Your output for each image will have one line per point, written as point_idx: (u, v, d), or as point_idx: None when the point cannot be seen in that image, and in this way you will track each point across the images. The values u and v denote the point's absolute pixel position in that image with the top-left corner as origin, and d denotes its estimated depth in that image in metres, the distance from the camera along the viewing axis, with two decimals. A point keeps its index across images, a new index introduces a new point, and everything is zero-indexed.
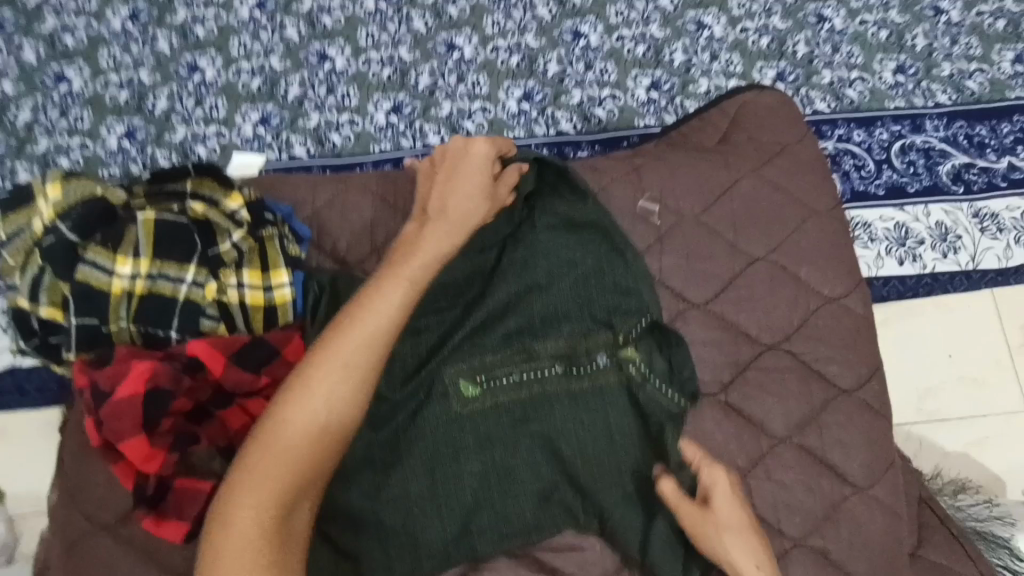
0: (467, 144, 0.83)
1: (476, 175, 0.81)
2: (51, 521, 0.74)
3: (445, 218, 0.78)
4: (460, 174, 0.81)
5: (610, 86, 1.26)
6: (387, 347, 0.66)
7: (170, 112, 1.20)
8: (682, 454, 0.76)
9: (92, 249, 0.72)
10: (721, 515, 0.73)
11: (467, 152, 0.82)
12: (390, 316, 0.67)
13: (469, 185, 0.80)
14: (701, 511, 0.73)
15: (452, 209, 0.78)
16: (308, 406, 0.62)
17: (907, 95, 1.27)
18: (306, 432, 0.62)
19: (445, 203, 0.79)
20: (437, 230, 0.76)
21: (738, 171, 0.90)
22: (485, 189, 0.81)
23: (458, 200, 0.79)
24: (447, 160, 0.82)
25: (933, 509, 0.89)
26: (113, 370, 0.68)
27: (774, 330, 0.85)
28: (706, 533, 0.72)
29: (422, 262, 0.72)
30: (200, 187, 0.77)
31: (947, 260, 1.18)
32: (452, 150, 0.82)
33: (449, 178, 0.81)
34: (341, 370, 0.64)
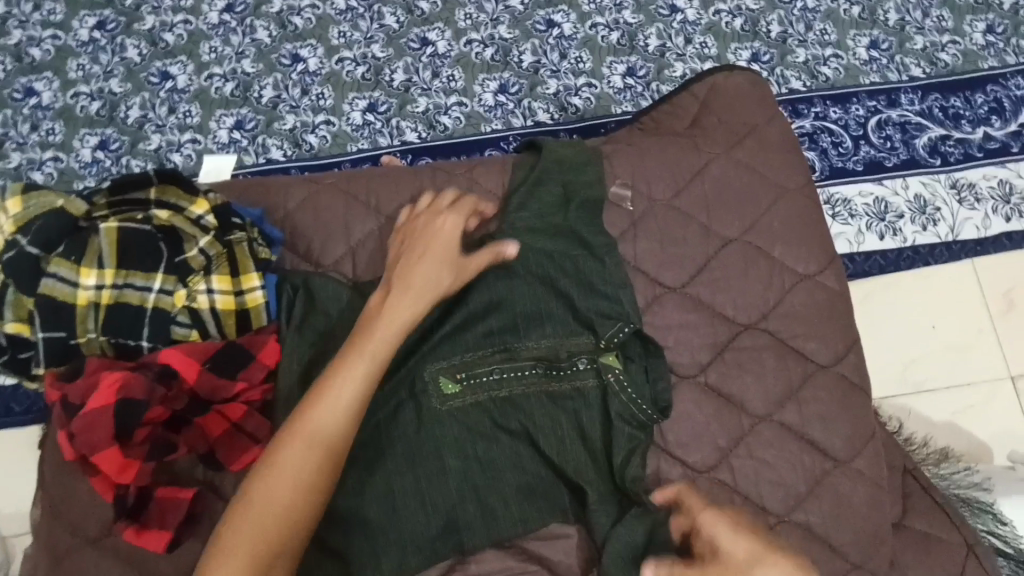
0: (437, 213, 0.78)
1: (445, 245, 0.76)
2: (34, 536, 0.74)
3: (408, 292, 0.72)
4: (430, 244, 0.75)
5: (586, 75, 1.25)
6: (351, 424, 0.65)
7: (143, 120, 1.19)
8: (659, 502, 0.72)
9: (54, 261, 0.71)
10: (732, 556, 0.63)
11: (437, 223, 0.77)
12: (356, 393, 0.66)
13: (437, 255, 0.75)
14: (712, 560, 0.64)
15: (418, 281, 0.73)
16: (277, 489, 0.62)
17: (881, 70, 1.27)
18: (267, 520, 0.61)
19: (411, 274, 0.73)
20: (400, 304, 0.71)
21: (710, 153, 0.91)
22: (454, 258, 0.76)
23: (425, 271, 0.73)
24: (415, 230, 0.77)
25: (917, 479, 0.89)
26: (85, 383, 0.68)
27: (751, 309, 0.85)
28: None
29: (383, 336, 0.69)
30: (165, 195, 0.76)
31: (926, 233, 1.19)
32: (421, 221, 0.78)
33: (417, 247, 0.75)
34: (299, 453, 0.63)
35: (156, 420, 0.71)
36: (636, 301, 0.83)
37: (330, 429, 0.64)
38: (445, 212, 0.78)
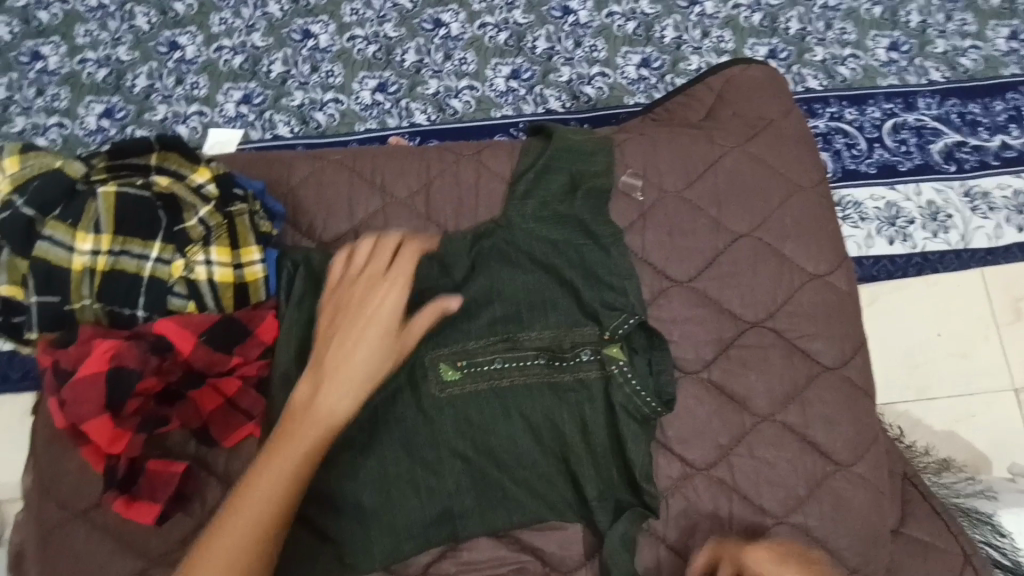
0: (376, 279, 0.72)
1: (385, 321, 0.70)
2: (25, 506, 0.73)
3: (343, 379, 0.67)
4: (368, 321, 0.70)
5: (599, 64, 1.23)
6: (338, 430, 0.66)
7: (150, 90, 1.17)
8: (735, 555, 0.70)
9: (50, 224, 0.69)
10: None
11: (381, 288, 0.71)
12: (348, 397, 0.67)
13: (378, 332, 0.70)
14: None
15: (361, 357, 0.68)
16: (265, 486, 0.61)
17: (900, 73, 1.25)
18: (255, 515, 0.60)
19: (349, 358, 0.68)
20: (336, 389, 0.67)
21: (723, 147, 0.89)
22: (394, 331, 0.70)
23: (364, 352, 0.68)
24: (348, 299, 0.71)
25: (916, 484, 0.88)
26: (78, 351, 0.67)
27: (758, 306, 0.83)
28: None
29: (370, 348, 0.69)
30: (165, 161, 0.75)
31: (937, 239, 1.17)
32: (362, 282, 0.71)
33: (354, 324, 0.69)
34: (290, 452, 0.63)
35: (148, 392, 0.69)
36: (644, 299, 0.82)
37: (323, 428, 0.65)
38: (388, 274, 0.72)
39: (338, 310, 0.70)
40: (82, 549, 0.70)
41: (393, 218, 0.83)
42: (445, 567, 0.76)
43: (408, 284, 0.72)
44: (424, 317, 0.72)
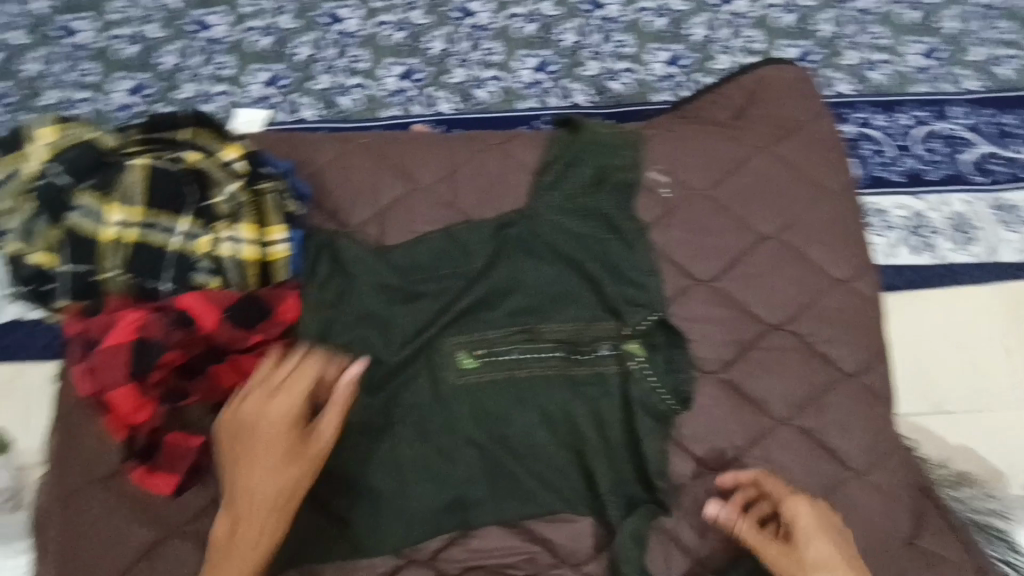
0: (265, 400, 0.67)
1: (282, 447, 0.66)
2: (46, 471, 0.74)
3: (254, 518, 0.65)
4: (266, 449, 0.66)
5: (627, 60, 1.22)
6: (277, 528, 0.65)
7: (179, 68, 1.18)
8: (767, 485, 0.74)
9: (82, 194, 0.71)
10: (806, 555, 0.69)
11: (266, 414, 0.67)
12: (280, 494, 0.65)
13: (276, 454, 0.66)
14: (783, 547, 0.71)
15: (260, 491, 0.65)
16: None
17: (933, 80, 1.23)
18: None
19: (258, 496, 0.65)
20: (252, 530, 0.65)
21: (752, 146, 0.88)
22: (297, 450, 0.67)
23: (269, 483, 0.65)
24: (239, 431, 0.67)
25: (931, 498, 0.86)
26: (104, 320, 0.68)
27: (780, 309, 0.83)
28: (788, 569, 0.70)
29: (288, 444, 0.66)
30: (197, 138, 0.75)
31: (962, 251, 1.15)
32: (248, 411, 0.67)
33: (253, 461, 0.66)
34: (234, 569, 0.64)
35: (169, 365, 0.69)
36: (665, 296, 0.81)
37: (264, 525, 0.65)
38: (276, 394, 0.68)
39: (236, 426, 0.67)
40: (98, 516, 0.71)
41: (416, 203, 0.83)
42: (452, 554, 0.75)
43: (303, 393, 0.68)
44: (326, 421, 0.68)
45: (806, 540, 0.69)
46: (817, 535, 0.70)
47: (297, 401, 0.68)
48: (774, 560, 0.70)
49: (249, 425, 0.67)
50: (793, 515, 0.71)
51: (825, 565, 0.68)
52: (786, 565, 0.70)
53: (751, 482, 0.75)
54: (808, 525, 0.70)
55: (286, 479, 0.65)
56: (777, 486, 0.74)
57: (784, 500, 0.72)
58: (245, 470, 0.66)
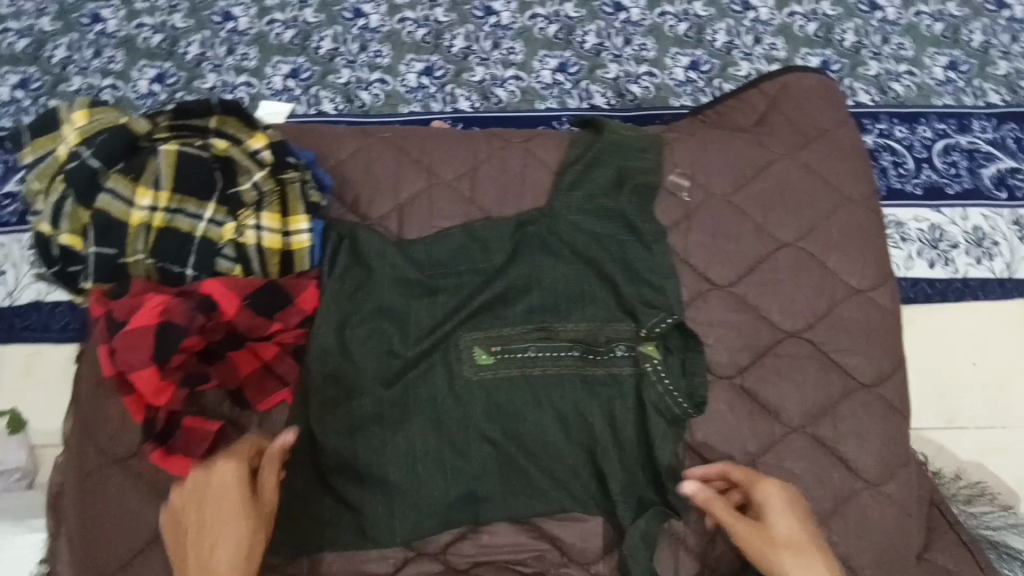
0: (205, 470, 0.65)
1: (235, 504, 0.64)
2: (66, 450, 0.76)
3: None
4: (222, 510, 0.63)
5: (647, 63, 1.21)
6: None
7: (201, 59, 1.19)
8: (737, 472, 0.74)
9: (113, 176, 0.71)
10: (775, 531, 0.68)
11: (207, 484, 0.65)
12: (237, 553, 0.61)
13: (230, 518, 0.63)
14: (753, 524, 0.69)
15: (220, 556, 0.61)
16: None
17: (956, 93, 1.22)
18: None
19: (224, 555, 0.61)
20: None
21: (774, 153, 0.88)
22: (246, 509, 0.64)
23: (238, 542, 0.62)
24: (189, 509, 0.64)
25: (943, 513, 0.87)
26: (129, 303, 0.69)
27: (798, 316, 0.82)
28: (759, 547, 0.68)
29: (233, 506, 0.64)
30: (224, 125, 0.76)
31: (981, 266, 1.13)
32: (190, 492, 0.65)
33: (217, 525, 0.62)
34: None
35: (190, 349, 0.71)
36: (683, 301, 0.81)
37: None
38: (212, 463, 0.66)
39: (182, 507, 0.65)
40: (120, 496, 0.73)
41: (437, 198, 0.83)
42: (463, 548, 0.76)
43: (237, 455, 0.68)
44: (264, 477, 0.67)
45: (774, 517, 0.69)
46: (786, 515, 0.69)
47: (232, 463, 0.66)
48: (747, 541, 0.69)
49: (195, 505, 0.64)
50: (764, 496, 0.71)
51: (794, 544, 0.67)
52: (758, 544, 0.68)
53: (719, 473, 0.75)
54: (776, 504, 0.70)
55: (242, 536, 0.62)
56: (744, 474, 0.74)
57: (754, 484, 0.72)
58: (200, 552, 0.61)
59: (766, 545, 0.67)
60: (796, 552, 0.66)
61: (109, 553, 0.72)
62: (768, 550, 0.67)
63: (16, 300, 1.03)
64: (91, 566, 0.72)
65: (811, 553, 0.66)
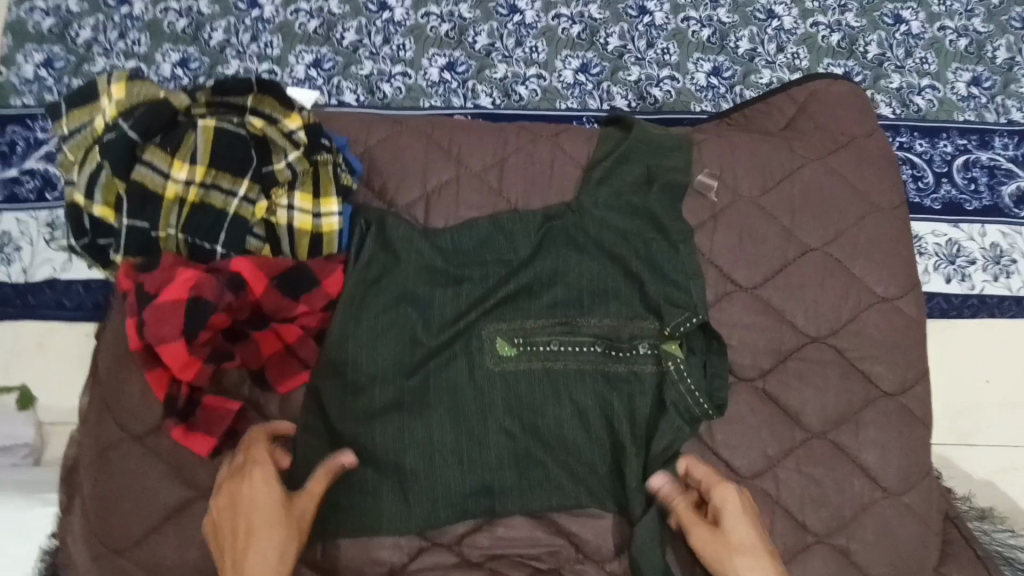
0: (246, 475, 0.67)
1: (274, 514, 0.65)
2: (83, 424, 0.76)
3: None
4: (258, 519, 0.65)
5: (670, 68, 1.18)
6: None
7: (225, 44, 1.16)
8: (696, 471, 0.73)
9: (151, 150, 0.73)
10: (730, 536, 0.68)
11: (246, 488, 0.66)
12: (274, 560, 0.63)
13: (266, 526, 0.64)
14: (710, 527, 0.69)
15: (255, 562, 0.62)
16: None
17: (978, 109, 1.17)
18: None
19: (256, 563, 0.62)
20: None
21: (803, 158, 0.87)
22: (285, 517, 0.65)
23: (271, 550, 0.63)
24: (227, 512, 0.66)
25: (959, 527, 0.86)
26: (160, 276, 0.69)
27: (822, 323, 0.82)
28: (715, 553, 0.68)
29: (272, 512, 0.65)
30: (260, 104, 0.76)
31: (997, 283, 1.10)
32: (229, 495, 0.67)
33: (253, 534, 0.64)
34: None
35: (216, 326, 0.72)
36: (708, 301, 0.81)
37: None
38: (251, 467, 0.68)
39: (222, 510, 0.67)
40: (139, 470, 0.73)
41: (465, 188, 0.84)
42: (479, 540, 0.76)
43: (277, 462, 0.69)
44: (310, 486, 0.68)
45: (732, 523, 0.68)
46: (741, 520, 0.69)
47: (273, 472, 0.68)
48: (702, 545, 0.69)
49: (235, 508, 0.66)
50: (721, 502, 0.70)
51: (749, 549, 0.67)
52: (715, 551, 0.68)
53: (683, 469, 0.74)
54: (732, 506, 0.69)
55: (280, 542, 0.64)
56: (705, 473, 0.73)
57: (712, 487, 0.71)
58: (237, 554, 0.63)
59: (722, 553, 0.67)
60: (750, 558, 0.66)
61: (122, 529, 0.73)
62: (722, 556, 0.67)
63: (32, 277, 1.03)
64: (104, 540, 0.73)
65: (765, 561, 0.66)
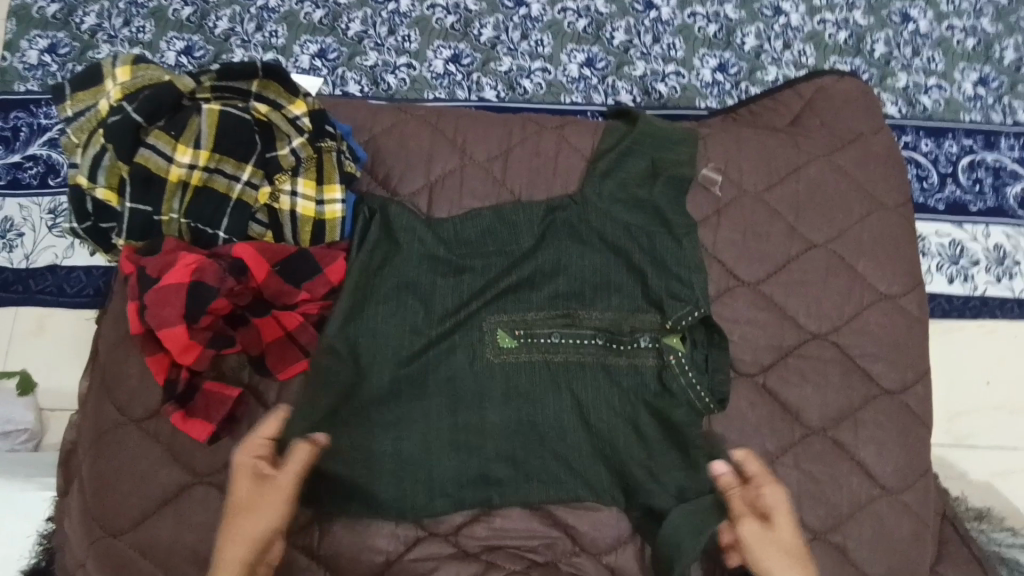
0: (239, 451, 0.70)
1: (255, 496, 0.68)
2: (85, 407, 0.77)
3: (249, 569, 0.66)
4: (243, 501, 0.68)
5: (675, 63, 1.17)
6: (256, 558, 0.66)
7: (230, 33, 1.15)
8: (748, 465, 0.73)
9: (155, 133, 0.73)
10: (781, 536, 0.70)
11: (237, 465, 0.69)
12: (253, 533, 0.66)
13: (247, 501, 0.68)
14: (761, 524, 0.70)
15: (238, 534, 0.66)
16: None
17: (985, 109, 1.16)
18: None
19: (236, 539, 0.65)
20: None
21: (809, 154, 0.87)
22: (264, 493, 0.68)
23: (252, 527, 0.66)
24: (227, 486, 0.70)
25: (956, 527, 0.86)
26: (163, 260, 0.71)
27: (824, 319, 0.82)
28: (765, 550, 0.69)
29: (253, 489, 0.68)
30: (266, 89, 0.76)
31: (1000, 285, 1.10)
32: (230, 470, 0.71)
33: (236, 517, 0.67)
34: None
35: (218, 312, 0.72)
36: (710, 295, 0.81)
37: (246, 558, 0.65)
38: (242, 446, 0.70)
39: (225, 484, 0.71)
40: (138, 453, 0.74)
41: (468, 179, 0.84)
42: (476, 531, 0.76)
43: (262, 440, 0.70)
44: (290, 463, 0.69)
45: (782, 524, 0.70)
46: (789, 523, 0.71)
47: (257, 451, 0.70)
48: (755, 540, 0.70)
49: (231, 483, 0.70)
50: (772, 500, 0.72)
51: (795, 552, 0.69)
52: (763, 546, 0.69)
53: (737, 460, 0.74)
54: (782, 507, 0.71)
55: (259, 517, 0.67)
56: (759, 469, 0.73)
57: (767, 487, 0.72)
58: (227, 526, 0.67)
59: (771, 547, 0.69)
60: (794, 558, 0.69)
61: (120, 512, 0.73)
62: (772, 554, 0.69)
63: (34, 262, 1.03)
64: (102, 523, 0.73)
65: (804, 563, 0.69)
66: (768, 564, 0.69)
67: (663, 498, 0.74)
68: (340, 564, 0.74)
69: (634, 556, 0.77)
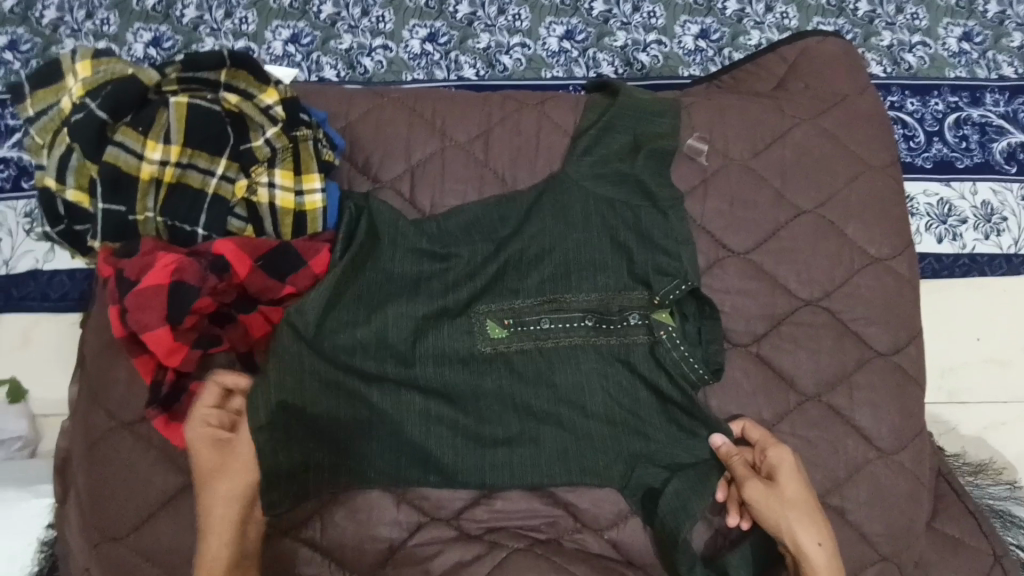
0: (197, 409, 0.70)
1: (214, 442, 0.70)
2: (75, 413, 0.77)
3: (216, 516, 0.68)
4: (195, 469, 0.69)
5: (656, 32, 1.14)
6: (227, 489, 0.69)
7: (198, 22, 1.10)
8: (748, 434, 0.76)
9: (122, 130, 0.71)
10: (786, 491, 0.71)
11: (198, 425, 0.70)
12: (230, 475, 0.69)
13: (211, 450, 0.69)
14: (766, 483, 0.72)
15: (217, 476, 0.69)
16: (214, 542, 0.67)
17: (969, 65, 1.15)
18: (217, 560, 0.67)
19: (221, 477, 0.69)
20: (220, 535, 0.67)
21: (794, 118, 0.86)
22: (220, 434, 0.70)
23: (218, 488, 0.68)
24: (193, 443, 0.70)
25: (951, 483, 0.88)
26: (141, 262, 0.70)
27: (815, 285, 0.81)
28: (770, 506, 0.71)
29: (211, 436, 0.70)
30: (234, 79, 0.75)
31: (988, 242, 1.09)
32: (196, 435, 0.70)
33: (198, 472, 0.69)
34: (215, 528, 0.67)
35: (202, 311, 0.72)
36: (701, 269, 0.81)
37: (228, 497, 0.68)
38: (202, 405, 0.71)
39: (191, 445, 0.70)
40: (129, 458, 0.74)
41: (450, 160, 0.82)
42: (477, 513, 0.76)
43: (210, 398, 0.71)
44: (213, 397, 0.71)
45: (786, 481, 0.71)
46: (795, 477, 0.72)
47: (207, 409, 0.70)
48: (759, 500, 0.71)
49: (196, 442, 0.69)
50: (777, 460, 0.72)
51: (800, 506, 0.71)
52: (769, 505, 0.71)
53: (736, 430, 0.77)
54: (787, 463, 0.72)
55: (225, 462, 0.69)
56: (762, 433, 0.75)
57: (769, 445, 0.74)
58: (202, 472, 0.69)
59: (778, 509, 0.70)
60: (802, 513, 0.70)
61: (118, 516, 0.73)
62: (778, 509, 0.70)
63: (13, 269, 0.99)
64: (100, 529, 0.73)
65: (815, 518, 0.70)
66: (773, 520, 0.70)
67: (656, 470, 0.75)
68: (343, 553, 0.74)
69: (636, 531, 0.77)
